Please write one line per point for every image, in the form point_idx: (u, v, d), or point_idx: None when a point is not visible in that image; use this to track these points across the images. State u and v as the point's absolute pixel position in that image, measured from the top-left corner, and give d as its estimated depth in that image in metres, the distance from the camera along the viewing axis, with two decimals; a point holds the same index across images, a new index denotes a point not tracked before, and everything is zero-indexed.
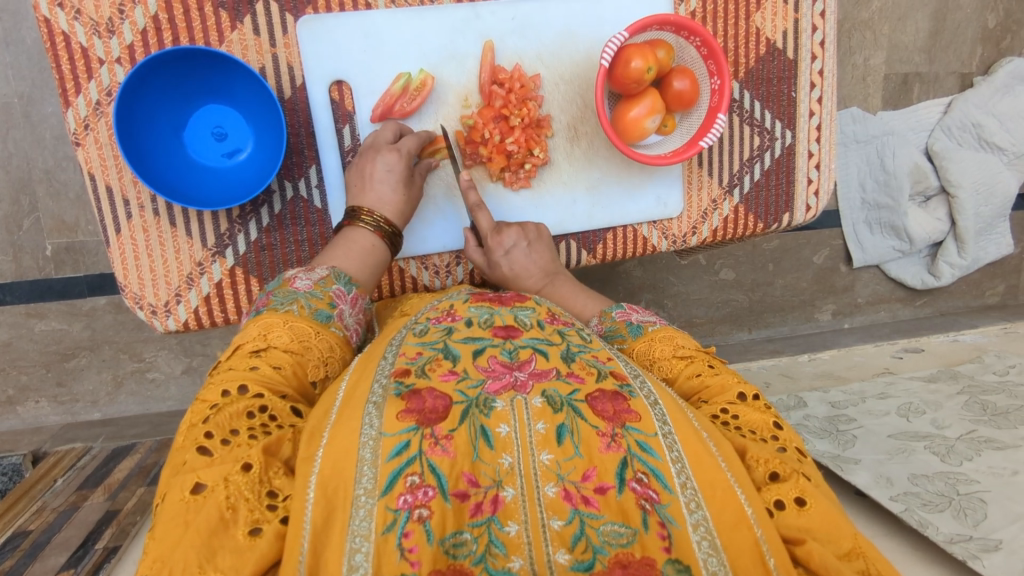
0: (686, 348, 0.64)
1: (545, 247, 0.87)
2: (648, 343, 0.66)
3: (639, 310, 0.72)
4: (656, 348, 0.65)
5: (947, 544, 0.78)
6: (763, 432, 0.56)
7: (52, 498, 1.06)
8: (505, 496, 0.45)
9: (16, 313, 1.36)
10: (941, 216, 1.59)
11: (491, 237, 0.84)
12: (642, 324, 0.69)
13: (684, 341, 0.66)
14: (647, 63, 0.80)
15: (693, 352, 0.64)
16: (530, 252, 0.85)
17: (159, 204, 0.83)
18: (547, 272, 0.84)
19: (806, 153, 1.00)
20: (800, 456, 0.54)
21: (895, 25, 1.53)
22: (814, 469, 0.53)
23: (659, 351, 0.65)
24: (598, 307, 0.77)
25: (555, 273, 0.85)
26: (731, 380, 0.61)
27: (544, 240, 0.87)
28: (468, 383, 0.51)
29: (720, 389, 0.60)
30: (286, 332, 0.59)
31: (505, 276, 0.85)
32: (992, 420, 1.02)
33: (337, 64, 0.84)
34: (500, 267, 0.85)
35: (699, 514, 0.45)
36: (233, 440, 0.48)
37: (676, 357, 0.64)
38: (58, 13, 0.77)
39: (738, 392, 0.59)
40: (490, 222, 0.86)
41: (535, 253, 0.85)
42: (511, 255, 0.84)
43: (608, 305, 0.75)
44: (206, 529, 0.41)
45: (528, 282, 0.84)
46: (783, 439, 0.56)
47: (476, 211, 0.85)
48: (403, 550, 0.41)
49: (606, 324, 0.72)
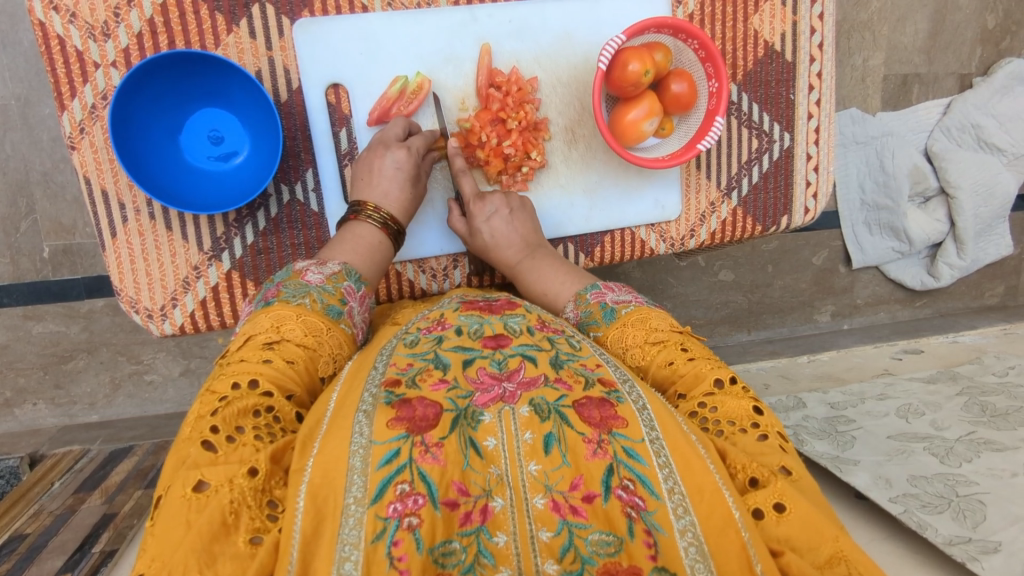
0: (659, 333, 0.64)
1: (527, 216, 0.86)
2: (621, 329, 0.66)
3: (614, 290, 0.73)
4: (629, 334, 0.65)
5: (946, 546, 0.78)
6: (743, 421, 0.55)
7: (49, 502, 1.06)
8: (494, 506, 0.45)
9: (13, 316, 1.36)
10: (941, 217, 1.58)
11: (474, 203, 0.84)
12: (615, 305, 0.69)
13: (658, 322, 0.66)
14: (645, 66, 0.80)
15: (667, 337, 0.64)
16: (512, 221, 0.84)
17: (155, 207, 0.83)
18: (528, 243, 0.84)
19: (805, 155, 1.00)
20: (781, 444, 0.54)
21: (895, 26, 1.53)
22: (795, 459, 0.53)
23: (631, 337, 0.65)
24: (573, 287, 0.77)
25: (537, 245, 0.84)
26: (706, 366, 0.60)
27: (528, 210, 0.87)
28: (457, 392, 0.50)
29: (695, 378, 0.59)
30: (299, 326, 0.59)
31: (486, 244, 0.84)
32: (991, 422, 1.02)
33: (334, 68, 0.83)
34: (481, 234, 0.84)
35: (686, 519, 0.45)
36: (239, 438, 0.48)
37: (648, 344, 0.63)
38: (53, 16, 0.77)
39: (715, 379, 0.58)
40: (474, 188, 0.85)
41: (516, 221, 0.85)
42: (492, 222, 0.83)
43: (582, 287, 0.75)
44: (208, 532, 0.41)
45: (508, 252, 0.83)
46: (764, 425, 0.55)
47: (460, 176, 0.85)
48: (393, 560, 0.41)
49: (581, 309, 0.72)
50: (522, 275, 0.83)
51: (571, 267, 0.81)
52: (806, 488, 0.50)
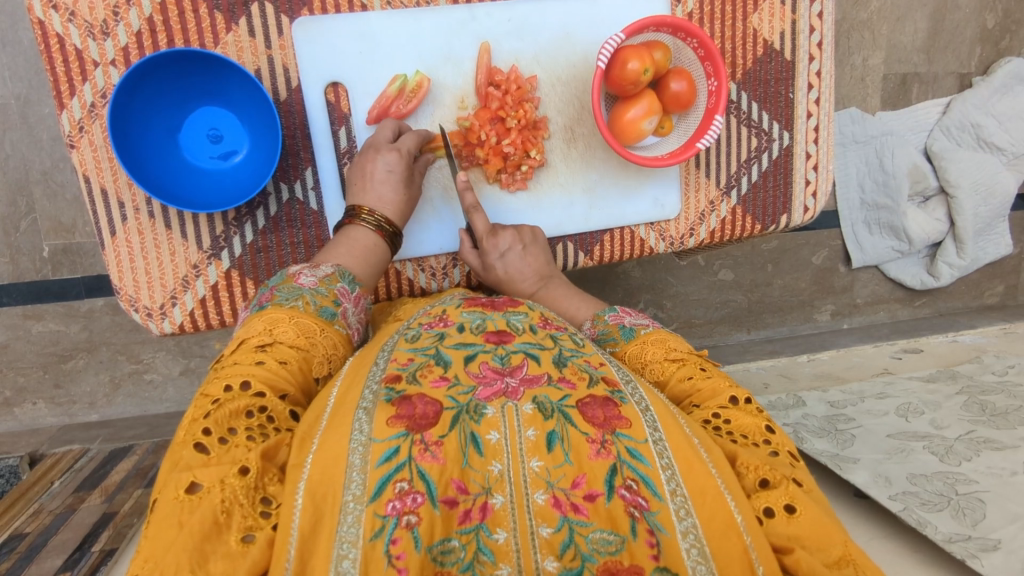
0: (678, 351, 0.64)
1: (540, 250, 0.86)
2: (640, 346, 0.66)
3: (631, 313, 0.72)
4: (648, 351, 0.65)
5: (946, 543, 0.78)
6: (756, 436, 0.55)
7: (49, 501, 1.06)
8: (494, 503, 0.45)
9: (13, 315, 1.36)
10: (940, 216, 1.58)
11: (486, 238, 0.83)
12: (634, 327, 0.69)
13: (676, 344, 0.65)
14: (644, 64, 0.80)
15: (685, 355, 0.64)
16: (525, 256, 0.84)
17: (155, 206, 0.83)
18: (542, 275, 0.84)
19: (804, 155, 1.00)
20: (791, 461, 0.54)
21: (895, 25, 1.53)
22: (806, 475, 0.53)
23: (650, 354, 0.65)
24: (591, 311, 0.77)
25: (550, 276, 0.85)
26: (723, 382, 0.60)
27: (539, 242, 0.87)
28: (459, 389, 0.50)
29: (712, 392, 0.59)
30: (292, 328, 0.59)
31: (500, 278, 0.84)
32: (990, 421, 1.02)
33: (333, 66, 0.84)
34: (494, 269, 0.84)
35: (688, 521, 0.45)
36: (231, 439, 0.48)
37: (667, 360, 0.63)
38: (52, 15, 0.77)
39: (731, 395, 0.59)
40: (486, 224, 0.84)
41: (530, 255, 0.85)
42: (506, 258, 0.83)
43: (600, 308, 0.75)
44: (199, 532, 0.41)
45: (522, 284, 0.84)
46: (776, 443, 0.55)
47: (472, 212, 0.83)
48: (391, 558, 0.41)
49: (598, 328, 0.72)
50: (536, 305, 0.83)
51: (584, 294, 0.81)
52: (818, 499, 0.50)
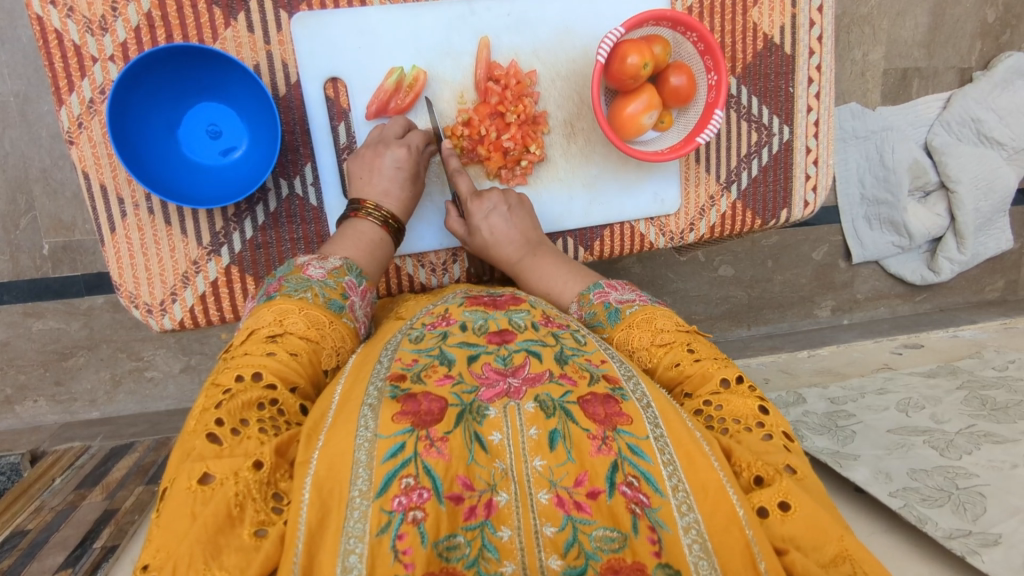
0: (666, 333, 0.63)
1: (526, 214, 0.85)
2: (626, 331, 0.65)
3: (617, 288, 0.71)
4: (635, 336, 0.64)
5: (946, 540, 0.78)
6: (748, 420, 0.55)
7: (50, 498, 1.06)
8: (498, 501, 0.45)
9: (14, 313, 1.36)
10: (940, 211, 1.59)
11: (470, 201, 0.84)
12: (620, 305, 0.68)
13: (663, 322, 0.65)
14: (643, 59, 0.80)
15: (672, 338, 0.63)
16: (510, 219, 0.83)
17: (154, 202, 0.83)
18: (528, 240, 0.83)
19: (804, 149, 1.00)
20: (786, 443, 0.54)
21: (895, 20, 1.53)
22: (800, 459, 0.53)
23: (637, 339, 0.64)
24: (577, 288, 0.75)
25: (537, 243, 0.83)
26: (712, 365, 0.60)
27: (525, 208, 0.86)
28: (462, 387, 0.50)
29: (702, 377, 0.59)
30: (302, 319, 0.59)
31: (486, 241, 0.83)
32: (991, 415, 1.02)
33: (332, 62, 0.83)
34: (478, 232, 0.83)
35: (690, 517, 0.45)
36: (244, 431, 0.48)
37: (654, 346, 0.63)
38: (51, 11, 0.76)
39: (721, 378, 0.58)
40: (469, 187, 0.85)
41: (515, 218, 0.84)
42: (490, 219, 0.82)
43: (586, 287, 0.74)
44: (213, 524, 0.41)
45: (508, 249, 0.82)
46: (769, 425, 0.55)
47: (455, 176, 0.85)
48: (397, 553, 0.41)
49: (585, 309, 0.71)
50: (523, 273, 0.81)
51: (573, 264, 0.80)
52: (811, 487, 0.50)
